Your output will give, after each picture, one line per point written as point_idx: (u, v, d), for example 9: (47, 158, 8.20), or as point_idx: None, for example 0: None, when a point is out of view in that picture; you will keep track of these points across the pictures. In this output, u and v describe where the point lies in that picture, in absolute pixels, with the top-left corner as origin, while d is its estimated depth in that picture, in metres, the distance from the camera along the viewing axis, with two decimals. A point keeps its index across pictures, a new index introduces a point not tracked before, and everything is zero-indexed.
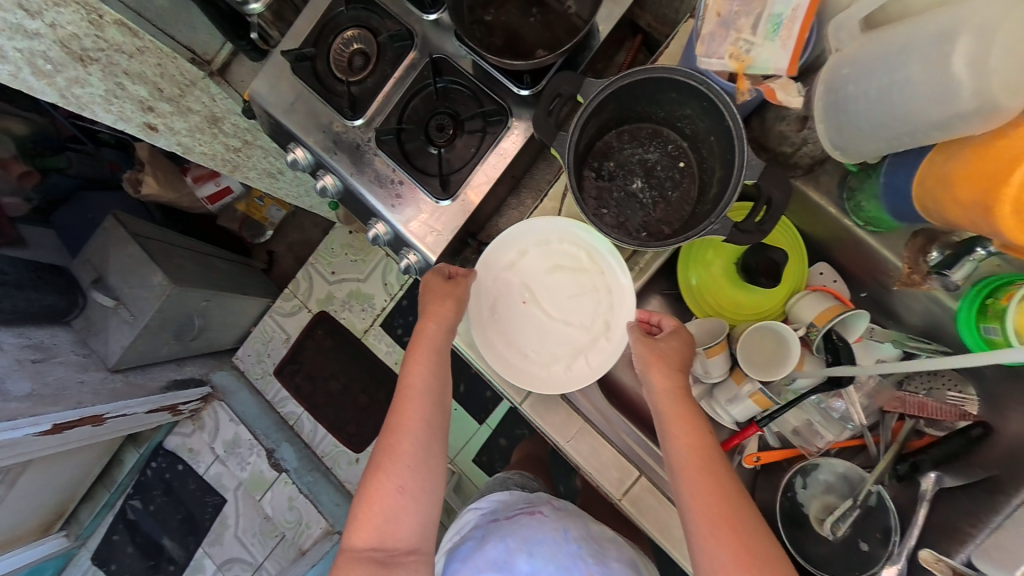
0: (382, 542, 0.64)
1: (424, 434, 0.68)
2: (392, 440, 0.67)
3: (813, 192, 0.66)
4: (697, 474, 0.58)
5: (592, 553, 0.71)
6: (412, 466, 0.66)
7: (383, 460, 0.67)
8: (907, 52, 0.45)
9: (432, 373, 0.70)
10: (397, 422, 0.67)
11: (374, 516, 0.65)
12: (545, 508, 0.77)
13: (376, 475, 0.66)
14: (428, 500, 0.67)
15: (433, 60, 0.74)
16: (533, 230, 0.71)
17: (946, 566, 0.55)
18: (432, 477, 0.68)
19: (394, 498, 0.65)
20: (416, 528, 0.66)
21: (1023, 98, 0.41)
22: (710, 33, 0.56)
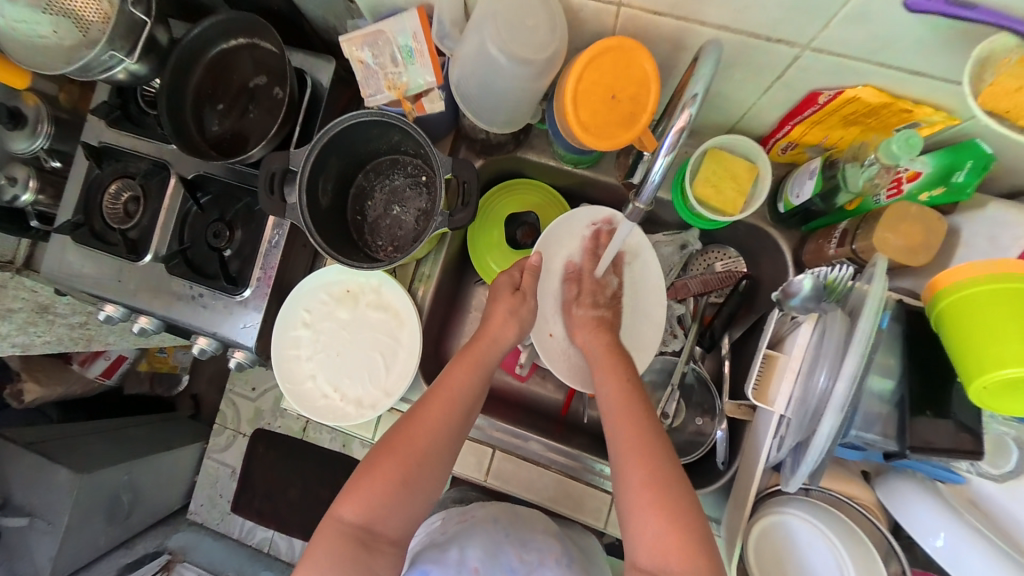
0: (368, 526, 0.56)
1: (453, 427, 0.61)
2: (416, 428, 0.60)
3: (534, 156, 0.76)
4: (621, 413, 0.58)
5: (517, 536, 0.69)
6: (408, 463, 0.58)
7: (381, 458, 0.59)
8: (469, 49, 0.56)
9: (473, 382, 0.64)
10: (434, 404, 0.62)
11: (364, 509, 0.57)
12: (472, 510, 0.73)
13: (367, 469, 0.59)
14: (412, 505, 0.59)
15: (186, 180, 0.80)
16: (313, 285, 0.74)
17: (745, 408, 0.63)
18: (430, 477, 0.60)
19: (375, 504, 0.57)
20: (403, 522, 0.58)
21: (544, 52, 0.53)
22: (365, 77, 0.66)
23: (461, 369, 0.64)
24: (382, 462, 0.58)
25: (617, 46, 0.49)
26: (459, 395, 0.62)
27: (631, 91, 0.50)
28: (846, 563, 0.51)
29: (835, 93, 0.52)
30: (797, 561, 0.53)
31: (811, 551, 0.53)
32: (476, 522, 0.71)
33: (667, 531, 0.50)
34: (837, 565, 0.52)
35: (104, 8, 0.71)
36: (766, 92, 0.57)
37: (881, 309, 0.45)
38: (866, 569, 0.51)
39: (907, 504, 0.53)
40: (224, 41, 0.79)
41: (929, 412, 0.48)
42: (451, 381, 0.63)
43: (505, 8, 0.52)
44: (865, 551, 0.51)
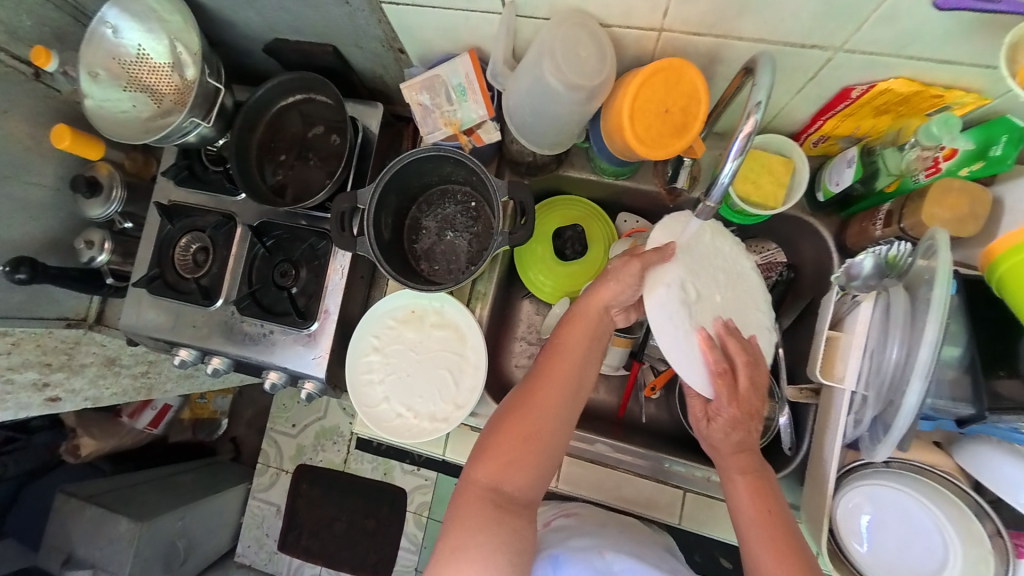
0: (498, 486, 0.57)
1: (574, 385, 0.61)
2: (537, 390, 0.60)
3: (574, 172, 0.81)
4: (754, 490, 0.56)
5: (629, 533, 0.68)
6: (536, 419, 0.59)
7: (501, 420, 0.60)
8: (524, 82, 0.62)
9: (591, 345, 0.62)
10: (553, 363, 0.61)
11: (495, 470, 0.58)
12: (579, 509, 0.73)
13: (493, 429, 0.60)
14: (539, 466, 0.59)
15: (253, 228, 0.86)
16: (380, 312, 0.79)
17: (808, 390, 0.65)
18: (553, 441, 0.59)
19: (506, 465, 0.58)
20: (530, 480, 0.58)
21: (597, 76, 0.58)
22: (422, 117, 0.72)
23: (574, 330, 0.62)
24: (509, 426, 0.59)
25: (666, 66, 0.54)
26: (578, 354, 0.61)
27: (682, 104, 0.55)
28: (946, 524, 0.54)
29: (868, 87, 0.56)
30: (896, 525, 0.55)
31: (908, 513, 0.55)
32: (583, 517, 0.71)
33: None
34: (936, 524, 0.54)
35: (173, 79, 0.82)
36: (800, 92, 0.62)
37: (951, 276, 0.46)
38: (966, 526, 0.53)
39: (992, 464, 0.53)
40: (283, 98, 0.88)
41: (1002, 371, 0.51)
42: (566, 342, 0.62)
43: (557, 42, 0.57)
44: (962, 509, 0.54)
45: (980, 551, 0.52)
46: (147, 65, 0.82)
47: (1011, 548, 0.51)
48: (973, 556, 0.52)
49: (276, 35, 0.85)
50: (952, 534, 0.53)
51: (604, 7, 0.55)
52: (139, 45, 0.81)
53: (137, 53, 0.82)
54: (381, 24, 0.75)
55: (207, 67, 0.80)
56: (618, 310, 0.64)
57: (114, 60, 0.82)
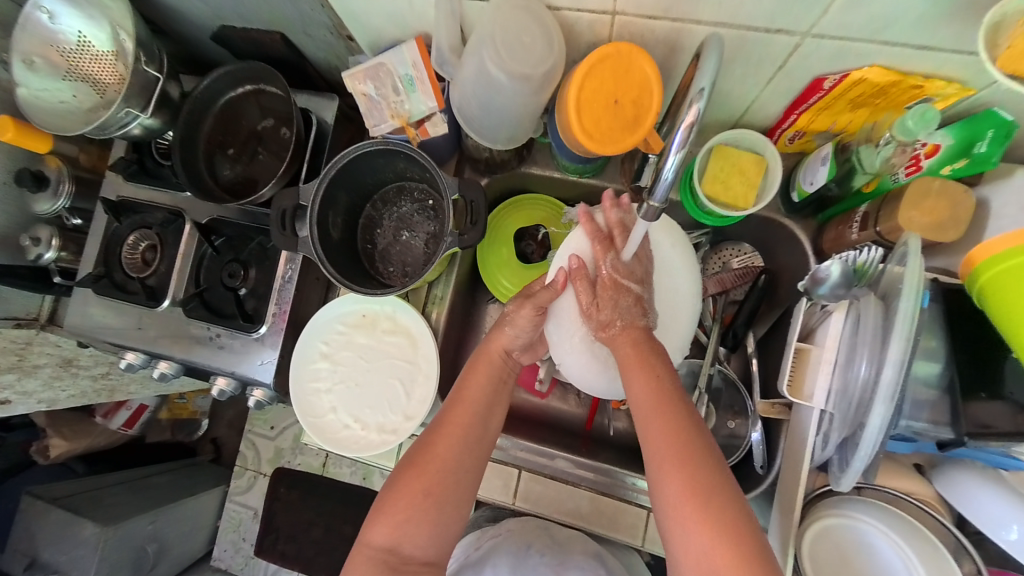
0: (394, 548, 0.55)
1: (475, 434, 0.59)
2: (436, 442, 0.58)
3: (538, 169, 0.76)
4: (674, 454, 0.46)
5: (554, 555, 0.66)
6: (432, 472, 0.56)
7: (400, 475, 0.57)
8: (468, 72, 0.57)
9: (489, 391, 0.61)
10: (454, 414, 0.59)
11: (392, 529, 0.55)
12: (507, 526, 0.71)
13: (392, 486, 0.57)
14: (440, 522, 0.56)
15: (200, 226, 0.81)
16: (329, 317, 0.74)
17: (781, 406, 0.60)
18: (452, 495, 0.57)
19: (402, 525, 0.54)
20: (429, 539, 0.55)
21: (544, 65, 0.53)
22: (369, 110, 0.68)
23: (477, 378, 0.61)
24: (405, 483, 0.56)
25: (614, 53, 0.50)
26: (478, 403, 0.60)
27: (633, 94, 0.51)
28: (913, 563, 0.47)
29: (840, 76, 0.51)
30: (859, 563, 0.49)
31: (868, 549, 0.49)
32: (510, 536, 0.69)
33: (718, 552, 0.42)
34: (902, 563, 0.48)
35: (117, 69, 0.77)
36: (768, 84, 0.57)
37: (921, 289, 0.42)
38: (938, 567, 0.46)
39: (972, 496, 0.48)
40: (231, 90, 0.82)
41: (981, 393, 0.46)
42: (467, 389, 0.61)
43: (501, 28, 0.52)
44: (934, 549, 0.47)
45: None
46: (89, 52, 0.77)
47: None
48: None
49: (224, 23, 0.80)
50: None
51: None
52: (80, 33, 0.76)
53: (77, 40, 0.76)
54: (326, 9, 0.70)
55: (144, 54, 0.75)
56: (520, 353, 0.65)
57: (53, 47, 0.77)
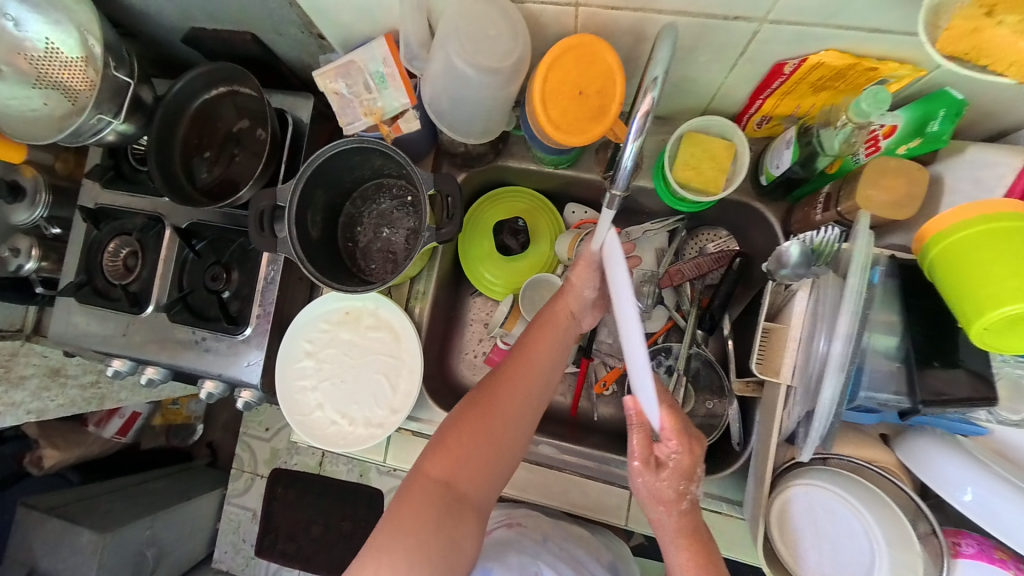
0: (451, 483, 0.56)
1: (539, 390, 0.61)
2: (503, 388, 0.59)
3: (514, 162, 0.77)
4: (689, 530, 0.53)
5: (572, 548, 0.67)
6: (494, 419, 0.58)
7: (464, 421, 0.58)
8: (437, 67, 0.57)
9: (556, 348, 0.62)
10: (522, 363, 0.60)
11: (453, 465, 0.57)
12: (524, 517, 0.72)
13: (450, 427, 0.59)
14: (494, 467, 0.58)
15: (181, 230, 0.81)
16: (312, 316, 0.74)
17: (754, 384, 0.63)
18: (510, 442, 0.59)
19: (461, 462, 0.57)
20: (485, 481, 0.58)
21: (509, 58, 0.54)
22: (342, 108, 0.68)
23: (545, 335, 0.62)
24: (469, 422, 0.58)
25: (577, 43, 0.51)
26: (546, 360, 0.61)
27: (597, 85, 0.52)
28: (873, 529, 0.49)
29: (799, 60, 0.52)
30: (825, 531, 0.51)
31: (834, 519, 0.51)
32: (525, 527, 0.69)
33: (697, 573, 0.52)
34: (863, 529, 0.50)
35: (89, 76, 0.74)
36: (732, 69, 0.58)
37: (867, 265, 0.44)
38: (896, 531, 0.49)
39: (931, 461, 0.50)
40: (206, 92, 0.82)
41: (935, 362, 0.47)
42: (532, 347, 0.62)
43: (465, 21, 0.53)
44: (893, 514, 0.49)
45: (910, 555, 0.48)
46: (58, 60, 0.73)
47: (945, 548, 0.48)
48: (900, 563, 0.48)
49: (193, 24, 0.80)
50: (880, 541, 0.49)
51: None
52: (46, 40, 0.73)
53: (45, 48, 0.73)
54: (294, 8, 0.70)
55: (113, 59, 0.75)
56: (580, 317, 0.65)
57: (19, 55, 0.74)
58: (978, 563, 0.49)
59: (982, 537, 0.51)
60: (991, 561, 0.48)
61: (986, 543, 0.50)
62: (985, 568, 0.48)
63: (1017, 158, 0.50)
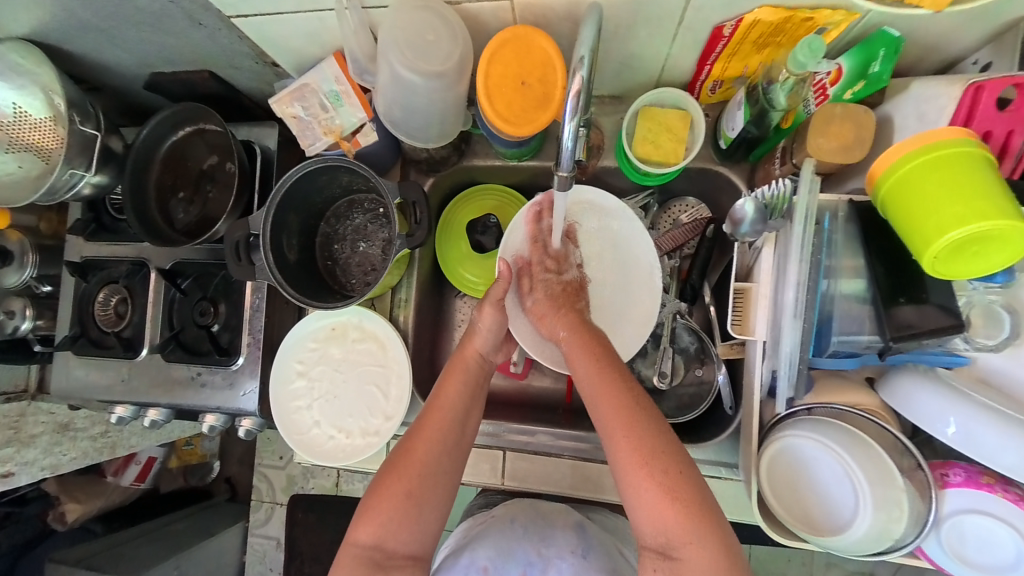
0: (380, 545, 0.55)
1: (452, 437, 0.59)
2: (414, 445, 0.58)
3: (478, 161, 0.77)
4: (610, 399, 0.51)
5: (537, 530, 0.65)
6: (417, 470, 0.56)
7: (386, 481, 0.56)
8: (383, 78, 0.58)
9: (466, 391, 0.62)
10: (429, 420, 0.59)
11: (377, 528, 0.55)
12: (494, 509, 0.70)
13: (373, 490, 0.57)
14: (423, 520, 0.56)
15: (165, 271, 0.83)
16: (298, 336, 0.76)
17: (737, 346, 0.63)
18: (437, 493, 0.57)
19: (385, 524, 0.54)
20: (413, 535, 0.55)
21: (451, 60, 0.55)
22: (301, 130, 0.69)
23: (453, 380, 0.62)
24: (388, 485, 0.56)
25: (513, 36, 0.52)
26: (456, 406, 0.60)
27: (538, 73, 0.53)
28: (854, 470, 0.49)
29: (735, 22, 0.52)
30: (809, 479, 0.52)
31: (820, 466, 0.51)
32: (495, 520, 0.67)
33: (668, 506, 0.46)
34: (845, 472, 0.50)
35: (58, 133, 0.75)
36: (673, 40, 0.58)
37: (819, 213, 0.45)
38: (875, 467, 0.49)
39: (911, 398, 0.50)
40: (173, 133, 0.83)
41: (901, 299, 0.48)
42: (443, 395, 0.61)
43: (402, 29, 0.54)
44: (873, 453, 0.49)
45: (892, 490, 0.48)
46: (28, 122, 0.74)
47: (930, 480, 0.49)
48: (883, 497, 0.48)
49: (153, 70, 0.82)
50: (861, 480, 0.49)
51: None
52: (14, 103, 0.73)
53: (14, 112, 0.74)
54: (245, 40, 0.72)
55: (78, 114, 0.77)
56: (493, 353, 0.67)
57: None
58: (966, 491, 0.49)
59: (968, 465, 0.51)
60: (978, 486, 0.49)
61: (973, 470, 0.50)
62: (974, 496, 0.49)
63: (957, 87, 0.48)
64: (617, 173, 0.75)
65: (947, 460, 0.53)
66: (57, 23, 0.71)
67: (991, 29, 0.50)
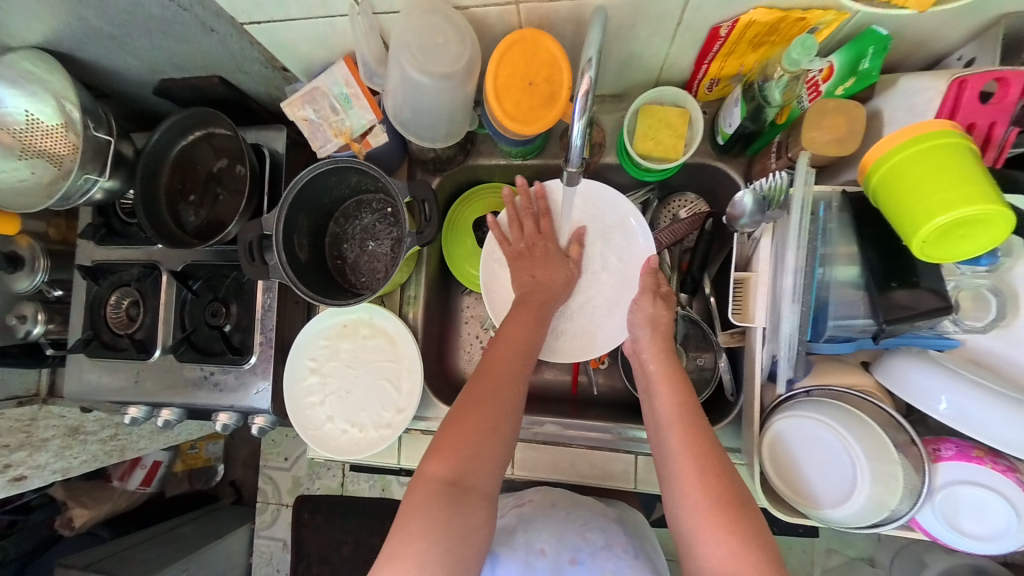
0: (458, 478, 0.54)
1: (520, 369, 0.61)
2: (486, 376, 0.60)
3: (482, 160, 0.79)
4: (691, 444, 0.53)
5: (580, 516, 0.67)
6: (492, 399, 0.58)
7: (463, 409, 0.57)
8: (394, 80, 0.61)
9: (529, 330, 0.65)
10: (496, 354, 0.62)
11: (452, 460, 0.55)
12: (533, 494, 0.72)
13: (449, 423, 0.57)
14: (497, 452, 0.56)
15: (176, 273, 0.84)
16: (311, 333, 0.78)
17: (737, 334, 0.65)
18: (509, 423, 0.58)
19: (464, 450, 0.55)
20: (487, 465, 0.55)
21: (461, 61, 0.57)
22: (312, 132, 0.71)
23: (516, 320, 0.65)
24: (464, 413, 0.57)
25: (520, 38, 0.55)
26: (520, 341, 0.63)
27: (544, 74, 0.55)
28: (852, 445, 0.52)
29: (732, 22, 0.55)
30: (811, 454, 0.53)
31: (818, 442, 0.53)
32: (534, 505, 0.69)
33: (735, 556, 0.47)
34: (844, 448, 0.52)
35: (69, 139, 0.77)
36: (674, 39, 0.60)
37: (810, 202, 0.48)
38: (873, 443, 0.51)
39: (904, 376, 0.52)
40: (182, 138, 0.85)
41: (894, 283, 0.50)
42: (508, 333, 0.64)
43: (413, 33, 0.56)
44: (870, 430, 0.52)
45: (889, 465, 0.51)
46: (39, 129, 0.76)
47: (924, 454, 0.51)
48: (879, 471, 0.51)
49: (163, 75, 0.84)
50: (859, 453, 0.51)
51: None
52: (26, 110, 0.75)
53: (26, 120, 0.76)
54: (255, 45, 0.74)
55: (92, 120, 0.78)
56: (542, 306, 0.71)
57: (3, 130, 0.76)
58: (960, 463, 0.52)
59: (960, 440, 0.53)
60: (970, 459, 0.51)
61: (964, 444, 0.52)
62: (966, 468, 0.51)
63: (943, 81, 0.51)
64: (618, 170, 0.77)
65: (941, 436, 0.55)
66: (70, 32, 0.72)
67: (974, 26, 0.53)
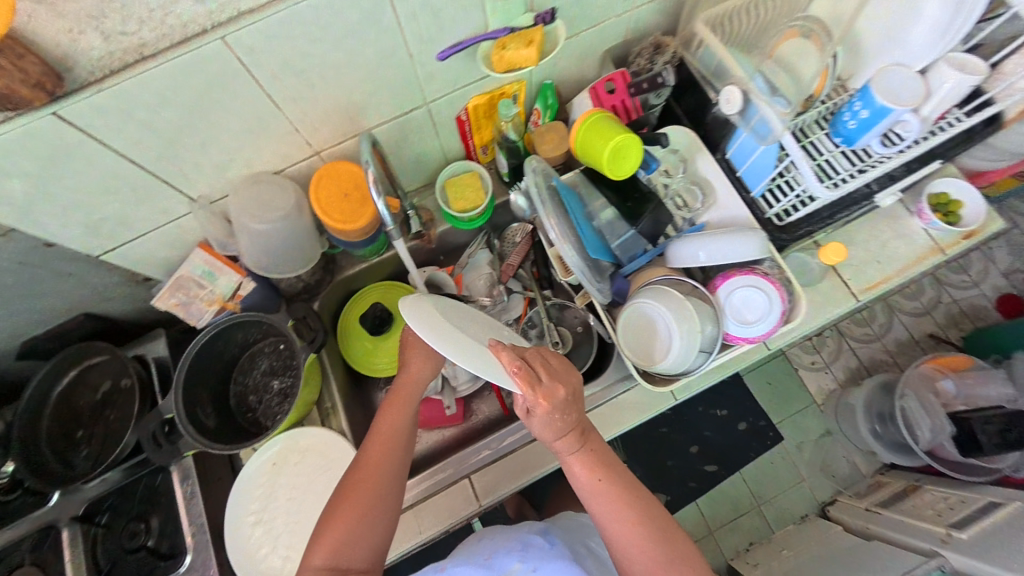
0: (336, 563, 0.55)
1: (398, 453, 0.62)
2: (366, 457, 0.61)
3: (347, 271, 0.94)
4: (611, 498, 0.59)
5: (502, 532, 0.68)
6: (371, 481, 0.59)
7: (340, 492, 0.59)
8: (245, 239, 0.75)
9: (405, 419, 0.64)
10: (371, 448, 0.62)
11: (330, 549, 0.55)
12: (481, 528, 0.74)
13: (331, 508, 0.58)
14: (374, 523, 0.57)
15: (79, 517, 0.78)
16: (243, 486, 0.77)
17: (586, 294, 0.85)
18: (391, 497, 0.59)
19: (341, 538, 0.55)
20: (368, 546, 0.57)
21: (292, 204, 0.75)
22: (188, 312, 0.80)
23: (391, 409, 0.65)
24: (342, 496, 0.58)
25: (327, 173, 0.75)
26: (396, 433, 0.63)
27: (356, 186, 0.75)
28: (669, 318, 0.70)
29: (464, 111, 0.82)
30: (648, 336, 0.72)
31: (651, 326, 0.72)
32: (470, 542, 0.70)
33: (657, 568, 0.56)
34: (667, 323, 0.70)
35: None
36: (436, 135, 0.86)
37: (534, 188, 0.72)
38: (680, 310, 0.70)
39: (674, 249, 0.74)
40: (57, 381, 0.84)
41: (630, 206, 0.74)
42: (385, 423, 0.64)
43: (246, 201, 0.72)
44: (675, 299, 0.71)
45: (691, 322, 0.69)
46: None
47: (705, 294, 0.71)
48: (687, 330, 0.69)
49: (23, 336, 0.87)
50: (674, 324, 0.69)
51: (267, 164, 0.74)
52: None
53: None
54: (114, 270, 0.84)
55: None
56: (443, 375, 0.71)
57: None
58: (728, 282, 0.71)
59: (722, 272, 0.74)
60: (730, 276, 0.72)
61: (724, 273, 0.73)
62: (732, 283, 0.71)
63: (584, 94, 0.84)
64: (452, 230, 0.98)
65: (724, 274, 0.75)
66: None
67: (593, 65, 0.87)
